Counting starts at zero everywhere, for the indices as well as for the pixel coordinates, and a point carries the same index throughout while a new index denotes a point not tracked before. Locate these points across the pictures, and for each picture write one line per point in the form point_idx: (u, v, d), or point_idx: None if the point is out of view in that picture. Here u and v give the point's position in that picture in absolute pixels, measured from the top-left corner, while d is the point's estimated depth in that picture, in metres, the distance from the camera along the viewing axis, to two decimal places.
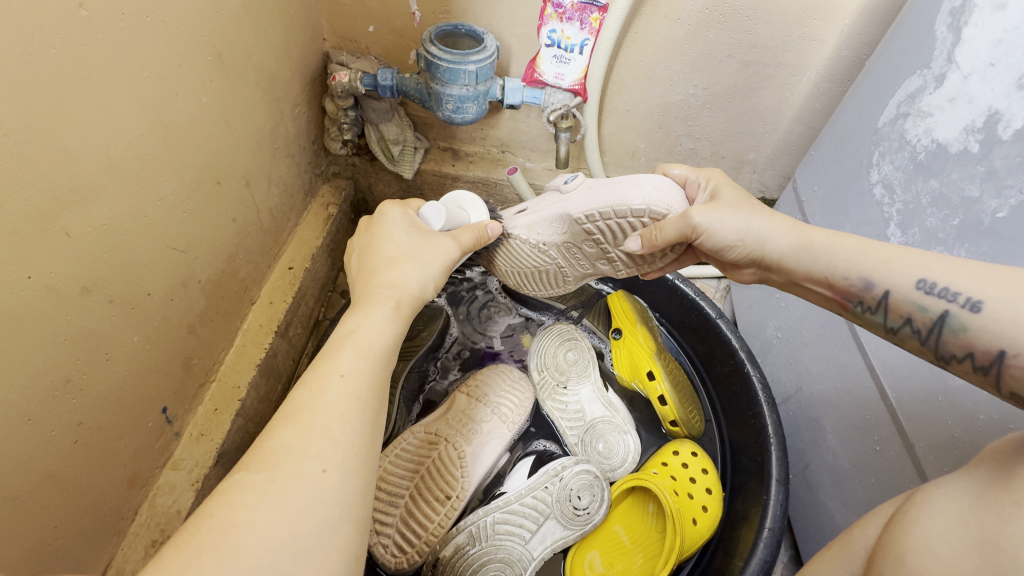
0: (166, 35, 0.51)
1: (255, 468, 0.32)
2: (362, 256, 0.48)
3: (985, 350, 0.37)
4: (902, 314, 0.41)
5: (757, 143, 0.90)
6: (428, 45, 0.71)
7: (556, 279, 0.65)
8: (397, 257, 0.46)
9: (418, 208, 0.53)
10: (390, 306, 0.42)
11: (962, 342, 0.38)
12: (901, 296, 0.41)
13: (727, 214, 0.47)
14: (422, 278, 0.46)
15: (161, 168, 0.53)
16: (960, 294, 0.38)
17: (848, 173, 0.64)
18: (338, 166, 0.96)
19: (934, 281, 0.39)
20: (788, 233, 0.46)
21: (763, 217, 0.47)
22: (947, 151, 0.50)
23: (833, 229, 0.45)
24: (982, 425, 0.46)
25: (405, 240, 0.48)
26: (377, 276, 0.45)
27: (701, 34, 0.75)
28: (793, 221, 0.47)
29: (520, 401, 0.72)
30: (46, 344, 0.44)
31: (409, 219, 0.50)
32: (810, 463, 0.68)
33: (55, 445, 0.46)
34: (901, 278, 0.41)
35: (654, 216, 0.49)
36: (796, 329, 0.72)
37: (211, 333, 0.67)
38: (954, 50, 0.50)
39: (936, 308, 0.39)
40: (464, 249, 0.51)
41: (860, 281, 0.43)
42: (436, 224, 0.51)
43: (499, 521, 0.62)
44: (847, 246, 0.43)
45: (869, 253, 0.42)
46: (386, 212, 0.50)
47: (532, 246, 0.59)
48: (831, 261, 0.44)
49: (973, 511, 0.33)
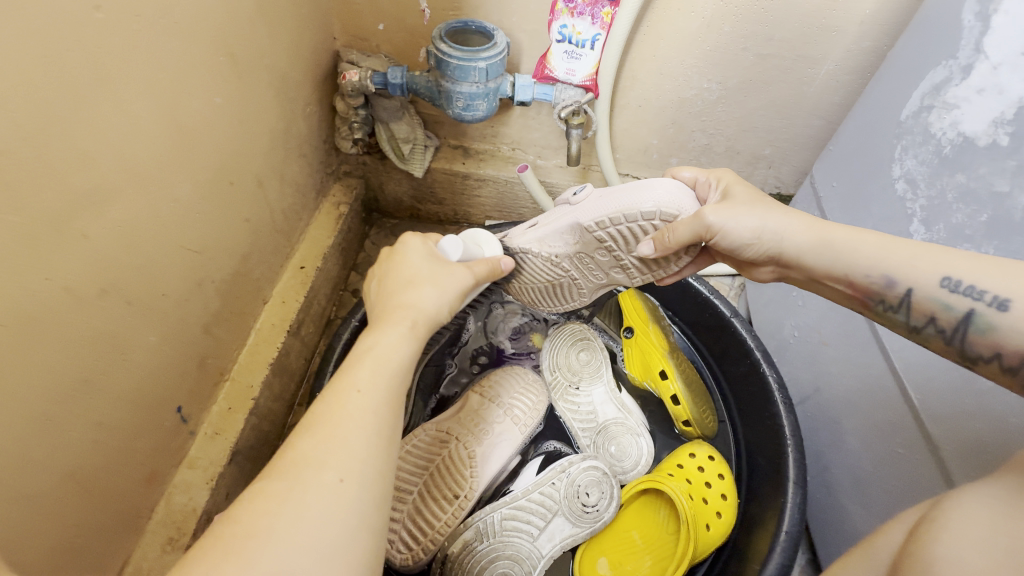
0: (179, 36, 0.51)
1: (322, 483, 0.31)
2: (381, 282, 0.48)
3: (1015, 350, 0.35)
4: (925, 313, 0.40)
5: (773, 138, 0.88)
6: (438, 42, 0.71)
7: (571, 292, 0.64)
8: (415, 280, 0.46)
9: (438, 237, 0.54)
10: (405, 327, 0.42)
11: (990, 342, 0.37)
12: (925, 295, 0.39)
13: (742, 214, 0.46)
14: (442, 303, 0.46)
15: (176, 169, 0.53)
16: (987, 292, 0.36)
17: (869, 169, 0.62)
18: (349, 165, 0.95)
19: (959, 278, 0.38)
20: (806, 230, 0.44)
21: (780, 214, 0.46)
22: (974, 144, 0.49)
23: (851, 227, 0.43)
24: (1014, 428, 0.45)
25: (423, 265, 0.48)
26: (398, 297, 0.45)
27: (716, 27, 0.74)
28: (807, 218, 0.45)
29: (533, 405, 0.72)
30: (67, 345, 0.45)
31: (428, 248, 0.50)
32: (829, 465, 0.67)
33: (74, 444, 0.47)
34: (925, 276, 0.39)
35: (665, 218, 0.48)
36: (814, 329, 0.70)
37: (226, 333, 0.68)
38: (983, 39, 0.48)
39: (960, 306, 0.38)
40: (478, 277, 0.51)
41: (882, 279, 0.41)
42: (454, 256, 0.52)
43: (506, 517, 0.62)
44: (866, 243, 0.42)
45: (891, 250, 0.41)
46: (406, 241, 0.51)
47: (546, 259, 0.58)
48: (852, 259, 0.42)
49: (1005, 519, 0.31)
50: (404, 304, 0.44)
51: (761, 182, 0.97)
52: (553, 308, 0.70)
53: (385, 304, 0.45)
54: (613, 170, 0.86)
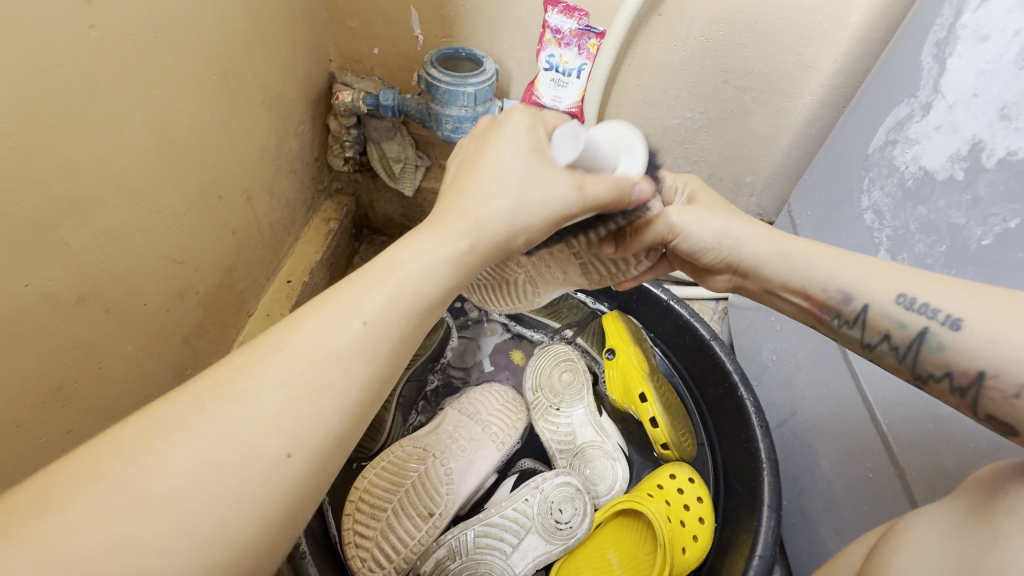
0: (174, 55, 0.53)
1: None
2: (462, 164, 0.39)
3: (964, 371, 0.35)
4: (880, 329, 0.41)
5: (754, 166, 0.91)
6: (429, 67, 0.74)
7: (525, 295, 0.64)
8: (503, 182, 0.36)
9: (553, 126, 0.40)
10: (457, 243, 0.34)
11: (941, 361, 0.37)
12: (879, 311, 0.40)
13: (706, 218, 0.48)
14: (517, 222, 0.37)
15: (163, 181, 0.55)
16: (940, 311, 0.37)
17: (840, 198, 0.64)
18: (340, 182, 0.98)
19: (914, 295, 0.39)
20: (766, 240, 0.47)
21: (741, 223, 0.48)
22: (933, 178, 0.51)
23: (807, 241, 0.46)
24: (972, 453, 0.46)
25: (516, 159, 0.37)
26: (463, 201, 0.36)
27: (697, 60, 0.77)
28: (765, 227, 0.48)
29: (510, 422, 0.72)
30: (42, 352, 0.45)
31: (535, 138, 0.38)
32: (804, 489, 0.68)
33: (46, 450, 0.47)
34: (880, 293, 0.41)
35: (633, 219, 0.48)
36: (790, 353, 0.72)
37: (206, 344, 0.68)
38: (940, 80, 0.50)
39: (915, 324, 0.38)
40: (587, 204, 0.40)
41: (838, 293, 0.43)
42: (564, 156, 0.39)
43: (479, 535, 0.62)
44: (824, 257, 0.44)
45: (847, 266, 0.43)
46: (487, 124, 0.40)
47: (504, 259, 0.55)
48: (809, 270, 0.44)
49: (953, 541, 0.32)
50: (463, 214, 0.35)
51: (743, 208, 0.99)
52: (503, 309, 0.69)
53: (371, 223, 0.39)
54: None
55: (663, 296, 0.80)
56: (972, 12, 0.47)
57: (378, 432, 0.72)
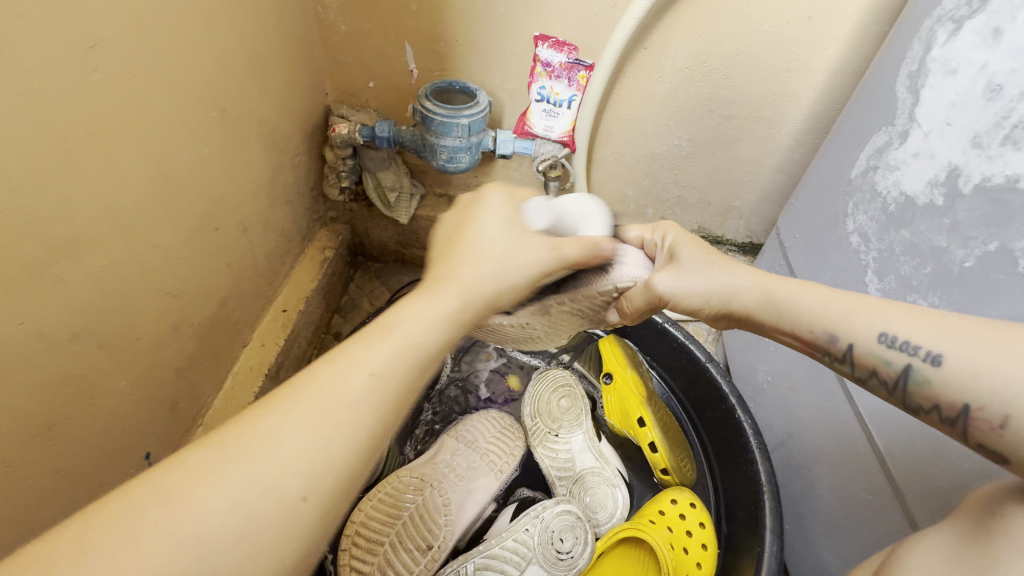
0: (172, 94, 0.54)
1: None
2: (447, 242, 0.44)
3: (950, 403, 0.36)
4: (868, 366, 0.41)
5: (741, 191, 0.93)
6: (423, 100, 0.76)
7: (545, 339, 0.66)
8: (479, 252, 0.42)
9: (526, 199, 0.48)
10: (453, 303, 0.38)
11: (927, 394, 0.37)
12: (864, 350, 0.41)
13: (689, 277, 0.49)
14: (500, 285, 0.41)
15: (160, 217, 0.55)
16: (920, 348, 0.38)
17: (826, 222, 0.66)
18: (336, 212, 0.99)
19: (895, 334, 0.39)
20: (751, 288, 0.48)
21: (726, 274, 0.49)
22: (914, 203, 0.53)
23: (789, 280, 0.47)
24: (963, 474, 0.46)
25: (500, 232, 0.43)
26: (456, 269, 0.40)
27: (682, 90, 0.80)
28: (745, 272, 0.49)
29: (509, 449, 0.71)
30: (34, 390, 0.45)
31: (510, 211, 0.45)
32: (805, 512, 0.67)
33: (34, 491, 0.46)
34: (863, 332, 0.41)
35: (622, 288, 0.52)
36: (784, 373, 0.72)
37: (200, 376, 0.68)
38: (915, 110, 0.53)
39: (898, 361, 0.39)
40: (567, 261, 0.45)
41: (824, 334, 0.43)
42: (536, 225, 0.46)
43: (479, 568, 0.61)
44: (808, 298, 0.45)
45: (829, 307, 0.43)
46: (489, 197, 0.46)
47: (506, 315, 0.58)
48: (795, 314, 0.45)
49: (954, 565, 0.32)
50: (460, 278, 0.40)
51: (733, 231, 1.01)
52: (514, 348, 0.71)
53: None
54: None
55: (658, 319, 0.81)
56: (941, 47, 0.50)
57: (373, 463, 0.71)
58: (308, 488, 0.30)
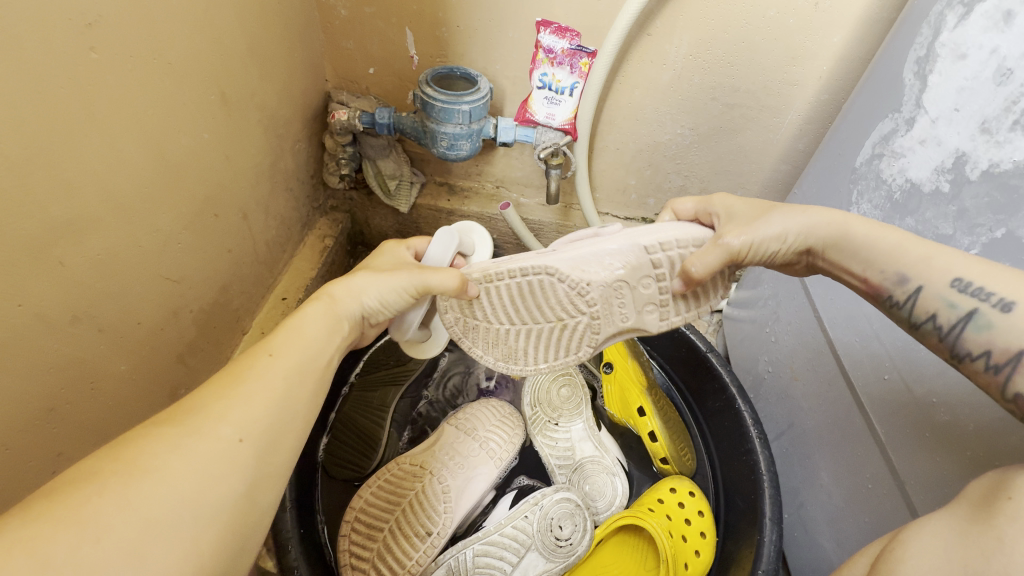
0: (172, 77, 0.53)
1: None
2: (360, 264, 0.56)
3: (1005, 347, 0.38)
4: (928, 310, 0.42)
5: (744, 181, 0.92)
6: (424, 86, 0.75)
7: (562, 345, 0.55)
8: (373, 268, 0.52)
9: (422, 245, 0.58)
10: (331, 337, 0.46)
11: (983, 339, 0.39)
12: (932, 293, 0.41)
13: (766, 222, 0.47)
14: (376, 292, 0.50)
15: (159, 201, 0.55)
16: (993, 294, 0.39)
17: (829, 212, 0.66)
18: (336, 201, 0.98)
19: (968, 278, 0.40)
20: (829, 229, 0.47)
21: (798, 215, 0.48)
22: (920, 190, 0.52)
23: (862, 221, 0.46)
24: (971, 461, 0.46)
25: (388, 260, 0.54)
26: (348, 279, 0.50)
27: (686, 78, 0.79)
28: (820, 215, 0.47)
29: (509, 437, 0.70)
30: (35, 372, 0.44)
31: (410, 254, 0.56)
32: (805, 501, 0.68)
33: (34, 475, 0.46)
34: (937, 273, 0.42)
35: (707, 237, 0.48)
36: (786, 363, 0.72)
37: (200, 363, 0.68)
38: (922, 96, 0.52)
39: (965, 304, 0.40)
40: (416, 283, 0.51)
41: (895, 275, 0.44)
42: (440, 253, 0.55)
43: (478, 554, 0.61)
44: (884, 243, 0.44)
45: (905, 250, 0.43)
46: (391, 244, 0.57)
47: (568, 289, 0.50)
48: (870, 256, 0.45)
49: (958, 550, 0.32)
50: (344, 294, 0.49)
51: None
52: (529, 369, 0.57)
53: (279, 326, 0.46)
54: (592, 208, 0.89)
55: None
56: (950, 31, 0.49)
57: (372, 450, 0.71)
58: (250, 445, 0.36)
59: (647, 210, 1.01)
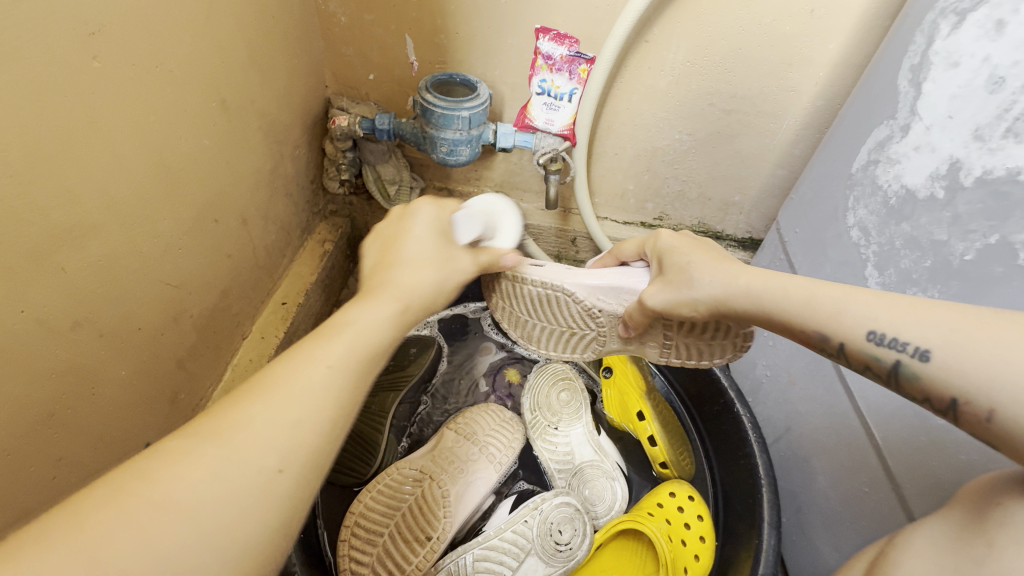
0: (174, 84, 0.54)
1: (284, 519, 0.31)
2: (386, 245, 0.48)
3: (940, 396, 0.35)
4: (861, 364, 0.39)
5: (742, 185, 0.93)
6: (424, 92, 0.75)
7: (551, 344, 0.63)
8: (415, 258, 0.46)
9: (454, 210, 0.52)
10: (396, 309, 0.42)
11: (919, 387, 0.36)
12: (856, 349, 0.39)
13: (682, 286, 0.48)
14: (438, 285, 0.46)
15: (160, 207, 0.55)
16: (908, 344, 0.36)
17: (825, 218, 0.66)
18: (336, 206, 0.98)
19: (882, 332, 0.38)
20: (735, 290, 0.45)
21: (710, 274, 0.46)
22: (915, 196, 0.53)
23: (774, 276, 0.44)
24: (967, 464, 0.47)
25: (431, 243, 0.47)
26: (391, 275, 0.44)
27: (683, 84, 0.80)
28: (741, 272, 0.45)
29: (508, 442, 0.71)
30: (37, 378, 0.45)
31: (441, 224, 0.49)
32: (803, 505, 0.68)
33: (35, 479, 0.46)
34: (852, 329, 0.39)
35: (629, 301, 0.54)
36: (783, 367, 0.71)
37: (200, 368, 0.68)
38: (916, 103, 0.52)
39: (887, 358, 0.37)
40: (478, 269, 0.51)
41: (817, 334, 0.41)
42: (463, 239, 0.50)
43: (478, 559, 0.61)
44: (793, 298, 0.42)
45: (815, 306, 0.41)
46: (420, 208, 0.50)
47: (581, 309, 0.57)
48: (782, 315, 0.42)
49: (950, 554, 0.32)
50: (397, 283, 0.43)
51: (733, 227, 1.01)
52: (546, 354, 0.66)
53: (376, 278, 0.45)
54: (590, 213, 0.90)
55: None
56: (943, 39, 0.50)
57: (372, 456, 0.71)
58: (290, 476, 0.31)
59: (645, 214, 1.01)
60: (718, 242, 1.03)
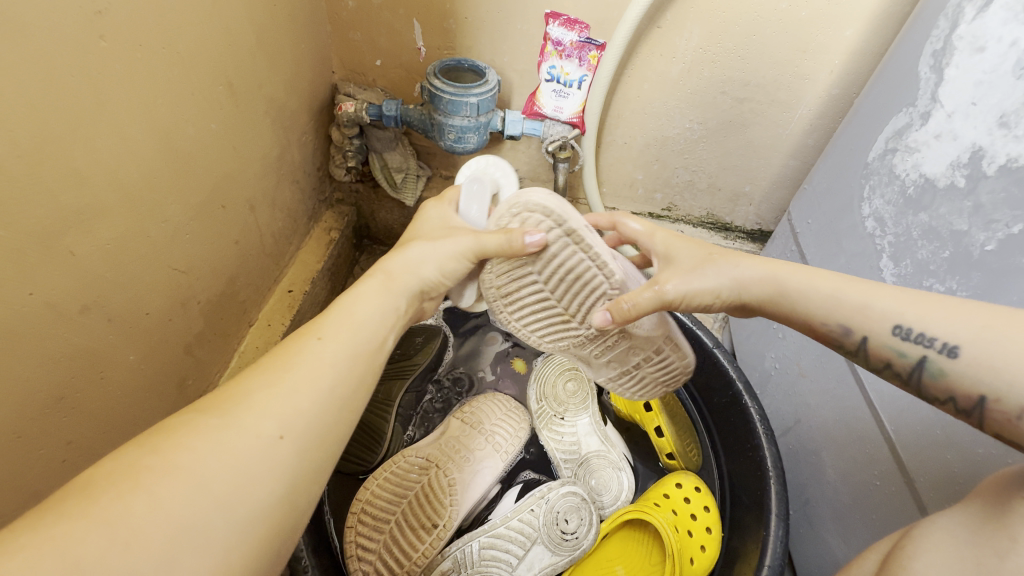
0: (181, 67, 0.53)
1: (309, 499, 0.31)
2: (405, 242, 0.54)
3: (967, 395, 0.35)
4: (882, 359, 0.39)
5: (753, 176, 0.92)
6: (432, 78, 0.74)
7: (527, 313, 0.57)
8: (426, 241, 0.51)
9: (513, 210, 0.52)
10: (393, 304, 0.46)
11: (942, 386, 0.36)
12: (879, 343, 0.39)
13: (700, 273, 0.44)
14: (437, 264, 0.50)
15: (168, 192, 0.55)
16: (936, 340, 0.36)
17: (839, 208, 0.65)
18: (342, 193, 0.98)
19: (910, 326, 0.37)
20: (763, 280, 0.43)
21: (736, 266, 0.44)
22: (934, 185, 0.51)
23: (796, 267, 0.43)
24: (981, 459, 0.46)
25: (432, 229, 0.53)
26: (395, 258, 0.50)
27: (695, 71, 0.78)
28: (760, 261, 0.44)
29: (514, 431, 0.71)
30: (47, 362, 0.45)
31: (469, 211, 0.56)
32: (811, 498, 0.68)
33: (45, 461, 0.46)
34: (878, 324, 0.39)
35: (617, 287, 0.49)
36: (793, 360, 0.71)
37: (208, 354, 0.68)
38: (938, 90, 0.51)
39: (913, 353, 0.37)
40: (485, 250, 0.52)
41: (839, 328, 0.40)
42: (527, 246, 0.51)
43: (484, 547, 0.61)
44: (820, 290, 0.41)
45: (844, 297, 0.40)
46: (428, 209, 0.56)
47: (574, 277, 0.51)
48: (810, 307, 0.41)
49: (968, 547, 0.32)
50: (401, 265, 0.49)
51: (743, 218, 0.99)
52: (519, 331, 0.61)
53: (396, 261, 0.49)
54: (599, 202, 0.89)
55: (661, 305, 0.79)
56: (968, 23, 0.48)
57: (377, 444, 0.71)
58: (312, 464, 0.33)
59: (654, 205, 1.00)
60: (727, 233, 1.02)
